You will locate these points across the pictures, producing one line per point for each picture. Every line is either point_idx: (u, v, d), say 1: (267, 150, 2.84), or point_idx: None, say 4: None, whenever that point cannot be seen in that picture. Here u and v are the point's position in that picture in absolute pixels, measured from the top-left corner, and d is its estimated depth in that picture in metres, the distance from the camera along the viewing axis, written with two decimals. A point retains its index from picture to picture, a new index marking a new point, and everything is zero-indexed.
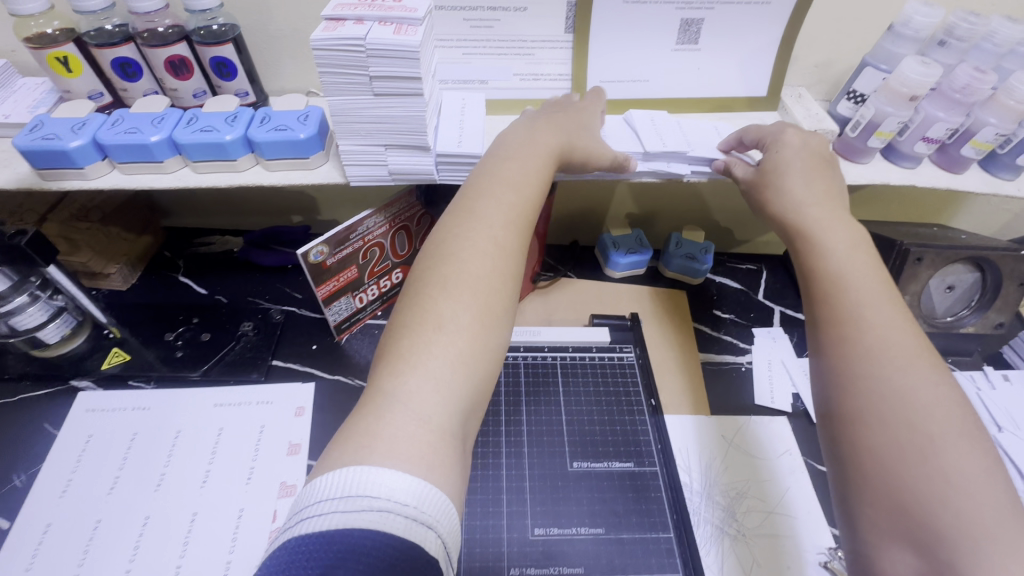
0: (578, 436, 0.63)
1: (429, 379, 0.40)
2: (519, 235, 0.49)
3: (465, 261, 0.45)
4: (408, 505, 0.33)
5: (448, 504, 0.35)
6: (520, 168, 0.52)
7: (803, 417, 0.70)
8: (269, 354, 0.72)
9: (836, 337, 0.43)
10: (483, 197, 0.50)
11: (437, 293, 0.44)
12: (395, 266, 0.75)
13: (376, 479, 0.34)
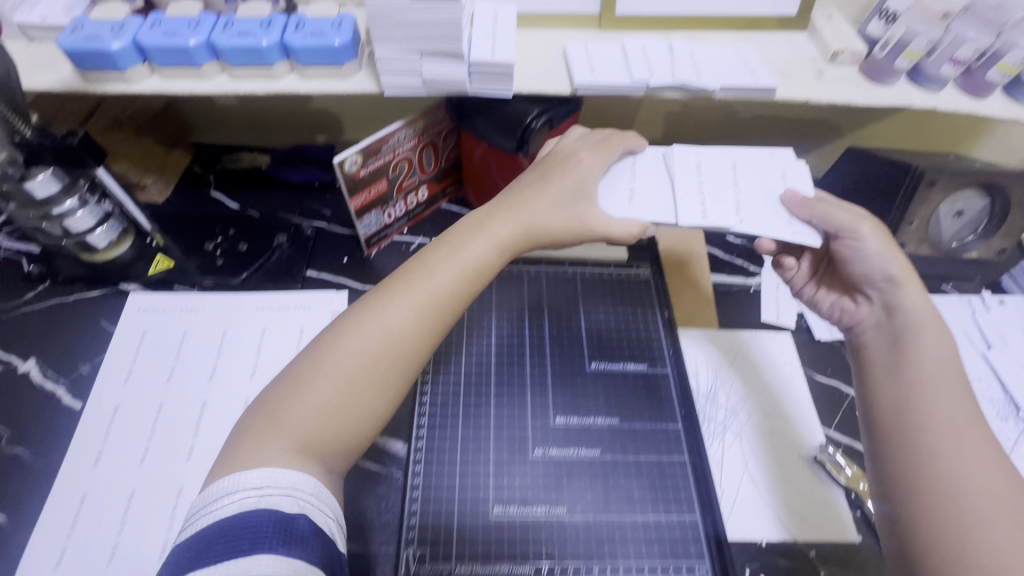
0: (596, 340, 0.67)
1: (293, 410, 0.46)
2: (414, 334, 0.50)
3: (366, 339, 0.49)
4: (264, 486, 0.42)
5: (313, 479, 0.44)
6: (436, 283, 0.52)
7: (806, 334, 0.75)
8: (304, 265, 0.76)
9: (906, 386, 0.50)
10: (404, 288, 0.52)
11: (328, 352, 0.49)
12: (422, 183, 0.77)
13: (239, 479, 0.43)
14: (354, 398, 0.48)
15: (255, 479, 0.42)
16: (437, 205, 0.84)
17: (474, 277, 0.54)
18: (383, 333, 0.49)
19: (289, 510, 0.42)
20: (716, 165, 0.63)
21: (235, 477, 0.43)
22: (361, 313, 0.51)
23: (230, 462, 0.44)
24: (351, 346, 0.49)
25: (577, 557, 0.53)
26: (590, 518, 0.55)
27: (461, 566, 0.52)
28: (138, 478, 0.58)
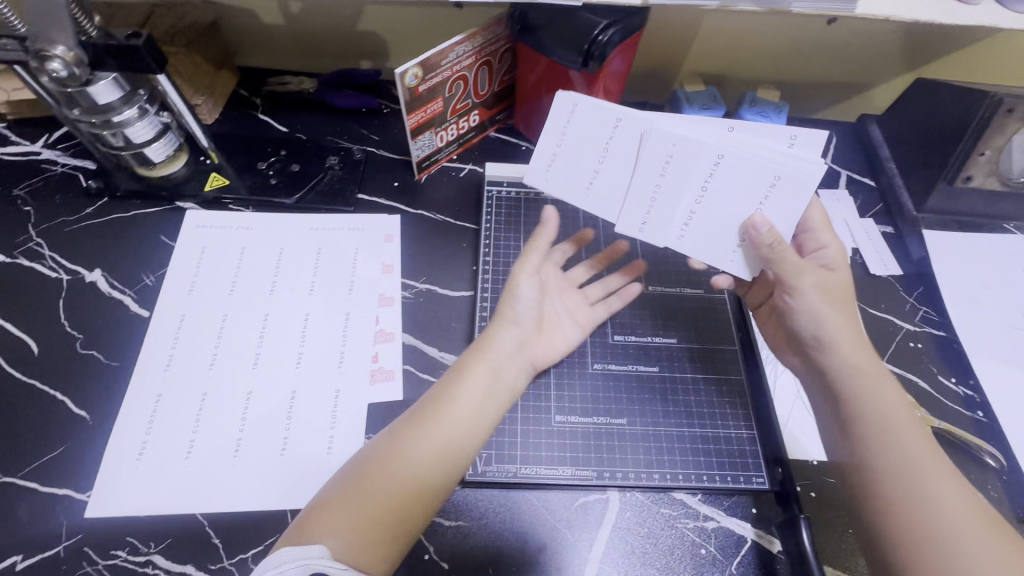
0: (653, 264, 0.69)
1: (355, 493, 0.45)
2: (443, 451, 0.47)
3: (386, 476, 0.46)
4: (278, 566, 0.40)
5: (322, 547, 0.42)
6: (475, 382, 0.51)
7: (860, 269, 0.74)
8: (356, 188, 0.76)
9: (875, 448, 0.47)
10: (460, 376, 0.51)
11: (345, 501, 0.45)
12: (474, 107, 0.76)
13: (252, 570, 0.40)
14: (386, 511, 0.44)
15: (317, 548, 0.41)
16: (486, 132, 0.83)
17: (509, 334, 0.54)
18: (444, 429, 0.48)
19: (297, 575, 0.39)
20: (696, 161, 0.55)
21: (274, 556, 0.41)
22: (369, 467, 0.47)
23: (295, 535, 0.43)
24: (406, 458, 0.47)
25: (638, 465, 0.56)
26: (650, 429, 0.57)
27: (528, 467, 0.55)
28: (209, 381, 0.60)
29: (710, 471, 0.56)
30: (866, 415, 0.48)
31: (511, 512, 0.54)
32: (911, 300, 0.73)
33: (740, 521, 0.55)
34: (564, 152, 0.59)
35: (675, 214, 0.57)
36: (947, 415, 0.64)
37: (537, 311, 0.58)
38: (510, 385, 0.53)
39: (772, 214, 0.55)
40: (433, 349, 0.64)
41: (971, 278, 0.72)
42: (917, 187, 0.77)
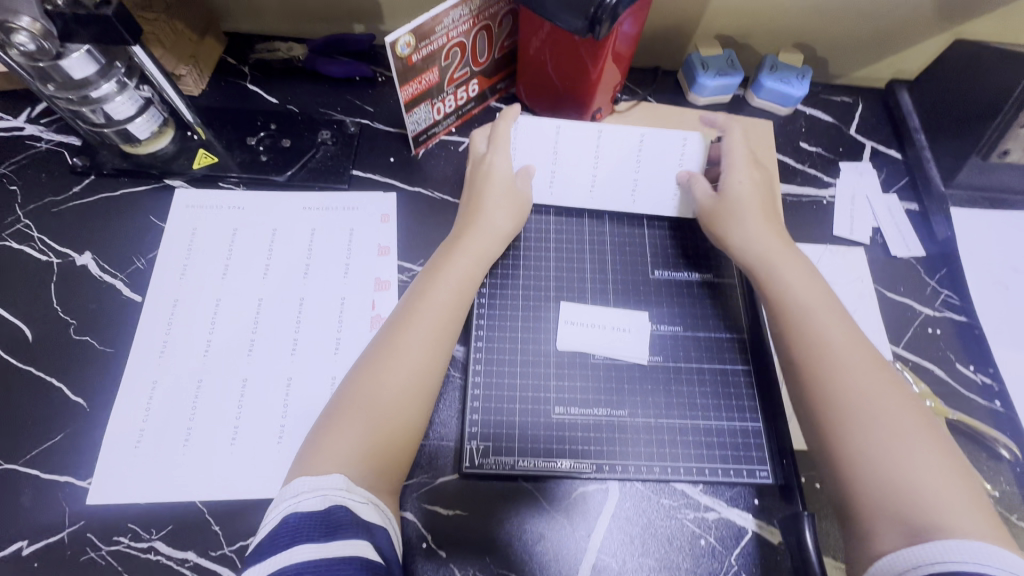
0: (657, 249, 0.64)
1: (354, 416, 0.49)
2: (432, 334, 0.54)
3: (390, 373, 0.51)
4: (301, 492, 0.44)
5: (341, 475, 0.46)
6: (448, 285, 0.56)
7: (879, 249, 0.71)
8: (349, 164, 0.72)
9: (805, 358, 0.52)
10: (433, 284, 0.56)
11: (353, 403, 0.50)
12: (473, 76, 0.71)
13: (282, 498, 0.45)
14: (395, 407, 0.50)
15: (335, 480, 0.45)
16: (486, 103, 0.78)
17: (475, 242, 0.59)
18: (424, 330, 0.54)
19: (323, 506, 0.43)
20: (624, 142, 0.64)
21: (295, 484, 0.46)
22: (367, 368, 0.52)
23: (308, 464, 0.47)
24: (398, 371, 0.51)
25: (638, 458, 0.54)
26: (651, 421, 0.56)
27: (525, 460, 0.54)
28: (205, 369, 0.59)
29: (714, 464, 0.55)
30: (796, 328, 0.53)
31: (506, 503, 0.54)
32: (933, 283, 0.69)
33: (742, 511, 0.54)
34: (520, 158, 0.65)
35: (622, 184, 0.66)
36: (962, 405, 0.62)
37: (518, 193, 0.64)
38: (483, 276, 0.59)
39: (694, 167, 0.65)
40: None
41: (999, 259, 0.68)
42: (947, 160, 0.72)
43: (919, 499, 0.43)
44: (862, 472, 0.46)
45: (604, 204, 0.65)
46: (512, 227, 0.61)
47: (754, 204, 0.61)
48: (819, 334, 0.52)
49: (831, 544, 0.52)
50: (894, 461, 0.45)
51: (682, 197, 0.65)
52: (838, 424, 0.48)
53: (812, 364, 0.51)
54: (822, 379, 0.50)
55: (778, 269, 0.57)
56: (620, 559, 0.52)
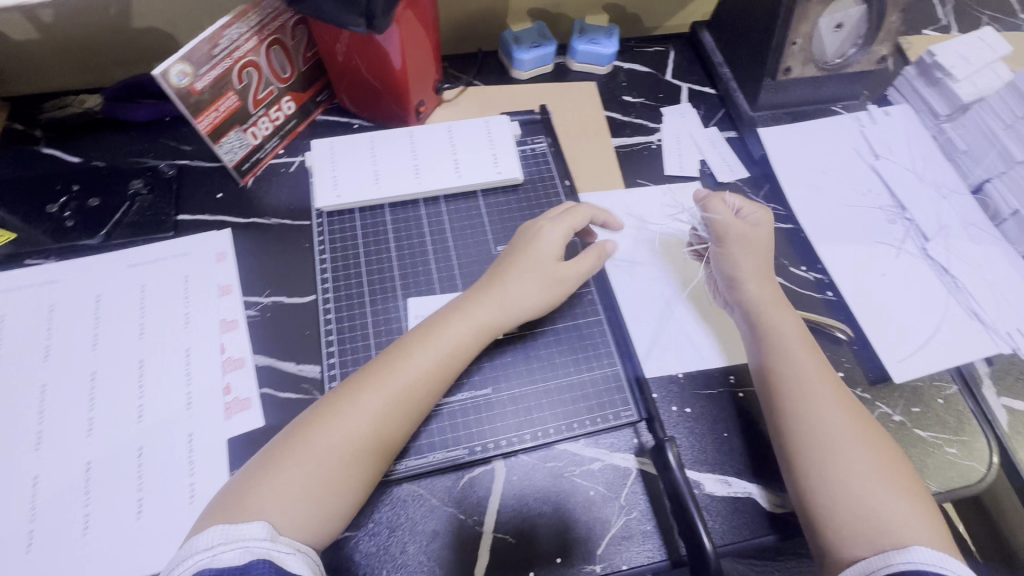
0: (499, 222, 0.64)
1: (300, 457, 0.47)
2: (410, 394, 0.51)
3: (353, 425, 0.48)
4: (215, 546, 0.42)
5: (262, 525, 0.43)
6: (440, 344, 0.53)
7: (708, 180, 0.75)
8: (171, 210, 0.68)
9: (779, 399, 0.54)
10: (420, 342, 0.53)
11: (310, 443, 0.47)
12: (282, 92, 0.69)
13: (191, 549, 0.42)
14: (356, 457, 0.48)
15: (259, 529, 0.43)
16: (311, 117, 0.76)
17: (488, 309, 0.55)
18: (398, 388, 0.50)
19: (242, 561, 0.41)
20: (431, 134, 0.67)
21: (207, 533, 0.43)
22: (337, 411, 0.49)
23: (233, 510, 0.44)
24: (372, 415, 0.49)
25: (509, 429, 0.56)
26: (515, 391, 0.58)
27: (410, 460, 0.54)
28: (39, 463, 0.54)
29: (581, 416, 0.57)
30: (781, 350, 0.57)
31: (408, 503, 0.53)
32: (760, 200, 0.74)
33: (624, 454, 0.57)
34: (341, 175, 0.64)
35: (444, 164, 0.65)
36: (802, 303, 0.67)
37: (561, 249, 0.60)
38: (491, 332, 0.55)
39: (506, 141, 0.67)
40: (290, 364, 0.60)
41: (810, 166, 0.75)
42: (749, 86, 0.78)
43: (855, 511, 0.48)
44: (826, 494, 0.49)
45: (433, 186, 0.64)
46: (537, 295, 0.57)
47: (755, 248, 0.64)
48: (787, 369, 0.55)
49: (698, 459, 0.57)
50: (850, 481, 0.49)
51: (505, 162, 0.66)
52: (814, 443, 0.51)
53: (787, 396, 0.54)
54: (800, 408, 0.53)
55: (773, 318, 0.59)
56: (518, 533, 0.53)
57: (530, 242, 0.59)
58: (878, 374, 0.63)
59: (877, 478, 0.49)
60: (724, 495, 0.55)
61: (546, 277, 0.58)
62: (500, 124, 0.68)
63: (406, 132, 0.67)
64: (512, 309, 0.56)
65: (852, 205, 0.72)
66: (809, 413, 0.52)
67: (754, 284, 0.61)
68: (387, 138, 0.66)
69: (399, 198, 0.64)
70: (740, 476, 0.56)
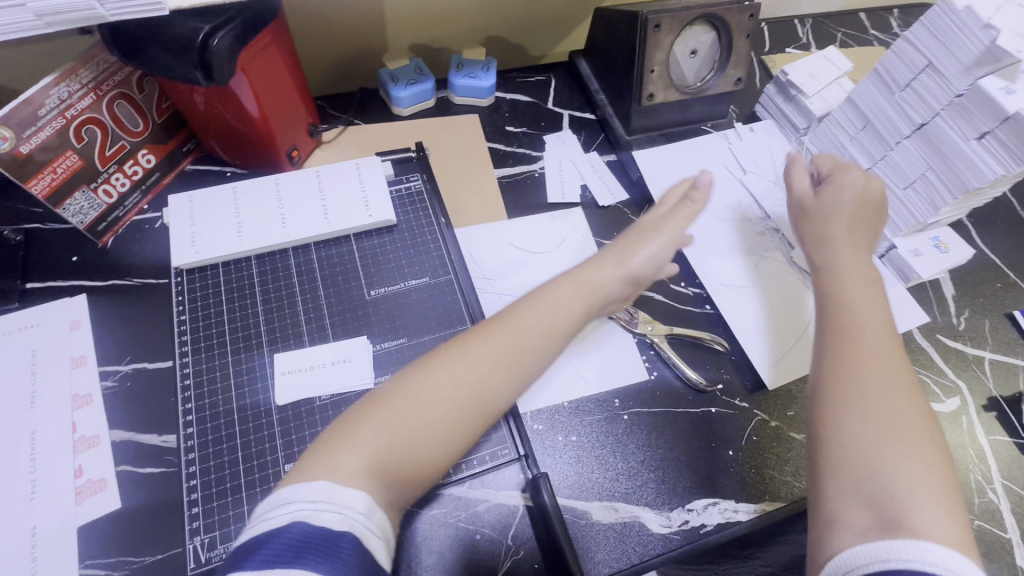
0: (372, 266, 0.63)
1: (381, 423, 0.46)
2: (472, 398, 0.49)
3: (441, 391, 0.48)
4: (319, 501, 0.39)
5: (368, 497, 0.41)
6: (523, 327, 0.53)
7: (591, 204, 0.77)
8: (17, 279, 0.63)
9: (850, 362, 0.48)
10: (480, 338, 0.51)
11: (409, 409, 0.47)
12: (137, 147, 0.66)
13: (335, 491, 0.40)
14: (386, 452, 0.45)
15: (319, 492, 0.40)
16: (179, 167, 0.73)
17: (586, 283, 0.57)
18: (499, 364, 0.51)
19: (339, 528, 0.38)
20: (298, 180, 0.65)
21: (312, 485, 0.40)
22: (432, 378, 0.49)
23: (316, 472, 0.42)
24: (462, 392, 0.49)
25: None
26: None
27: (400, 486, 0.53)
28: None
29: (461, 458, 0.57)
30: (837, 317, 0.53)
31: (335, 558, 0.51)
32: (640, 220, 0.77)
33: (509, 492, 0.57)
34: (201, 231, 0.61)
35: (311, 211, 0.63)
36: (683, 319, 0.69)
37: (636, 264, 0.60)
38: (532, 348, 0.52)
39: (376, 182, 0.66)
40: (152, 436, 0.56)
41: (683, 184, 0.78)
42: (622, 111, 0.81)
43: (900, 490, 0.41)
44: (877, 479, 0.42)
45: (300, 235, 0.62)
46: (580, 304, 0.56)
47: (847, 208, 0.62)
48: (855, 327, 0.51)
49: (584, 488, 0.57)
50: (882, 453, 0.43)
51: (376, 204, 0.65)
52: (852, 424, 0.45)
53: (849, 356, 0.49)
54: (858, 372, 0.47)
55: (847, 299, 0.54)
56: None
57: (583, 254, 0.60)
58: (754, 381, 0.65)
59: (933, 476, 0.42)
60: (611, 522, 0.56)
61: (583, 301, 0.56)
62: (369, 165, 0.67)
63: (272, 181, 0.65)
64: (559, 319, 0.54)
65: (724, 219, 0.76)
66: (852, 376, 0.48)
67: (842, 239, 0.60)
68: (251, 188, 0.64)
69: (264, 249, 0.61)
70: (626, 500, 0.57)
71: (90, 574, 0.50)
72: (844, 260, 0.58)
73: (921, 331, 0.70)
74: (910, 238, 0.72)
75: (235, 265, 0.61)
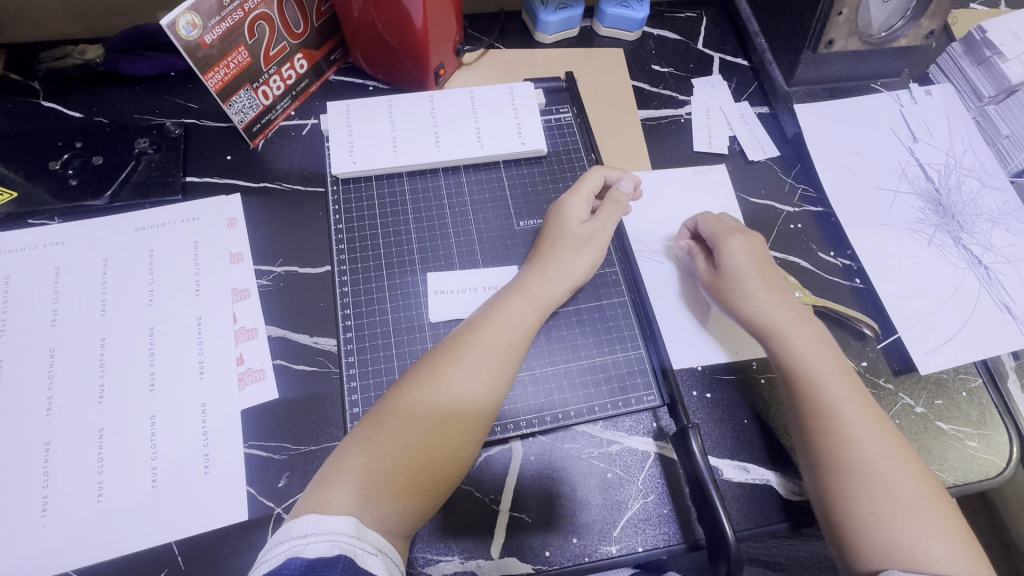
0: (522, 197, 0.62)
1: (374, 446, 0.47)
2: (460, 412, 0.49)
3: (424, 407, 0.48)
4: (309, 533, 0.41)
5: (349, 519, 0.43)
6: (491, 341, 0.52)
7: (738, 158, 0.72)
8: (179, 171, 0.65)
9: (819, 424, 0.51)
10: (450, 364, 0.50)
11: (381, 432, 0.47)
12: (295, 50, 0.65)
13: (269, 551, 0.41)
14: (428, 445, 0.47)
15: (346, 523, 0.42)
16: (324, 77, 0.72)
17: (535, 291, 0.55)
18: (476, 369, 0.50)
19: (330, 553, 0.40)
20: (453, 100, 0.64)
21: (302, 519, 0.42)
22: (403, 396, 0.49)
23: (320, 500, 0.44)
24: (435, 406, 0.49)
25: (529, 410, 0.56)
26: (536, 372, 0.57)
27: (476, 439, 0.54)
28: (50, 429, 0.53)
29: (603, 399, 0.57)
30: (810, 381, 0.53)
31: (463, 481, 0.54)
32: (790, 180, 0.72)
33: (642, 437, 0.56)
34: (357, 141, 0.62)
35: (465, 133, 0.62)
36: (830, 291, 0.66)
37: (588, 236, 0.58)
38: (522, 341, 0.53)
39: (529, 110, 0.64)
40: (304, 336, 0.59)
41: (845, 146, 0.71)
42: (785, 59, 0.74)
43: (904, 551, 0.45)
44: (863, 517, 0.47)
45: (453, 156, 0.61)
46: (584, 276, 0.57)
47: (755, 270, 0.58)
48: (813, 389, 0.52)
49: (719, 446, 0.57)
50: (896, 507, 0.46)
51: (529, 133, 0.63)
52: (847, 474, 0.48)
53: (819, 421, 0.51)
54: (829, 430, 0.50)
55: (789, 341, 0.55)
56: (534, 513, 0.53)
57: (567, 220, 0.58)
58: (902, 365, 0.62)
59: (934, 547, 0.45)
60: (742, 481, 0.55)
61: (534, 298, 0.55)
62: (524, 91, 0.65)
63: (427, 98, 0.64)
64: (514, 334, 0.53)
65: (885, 189, 0.69)
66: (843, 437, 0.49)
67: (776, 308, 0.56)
68: (408, 103, 0.63)
69: (417, 167, 0.62)
70: (758, 462, 0.56)
71: (254, 453, 0.54)
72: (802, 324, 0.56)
73: None
74: None
75: (390, 180, 0.62)
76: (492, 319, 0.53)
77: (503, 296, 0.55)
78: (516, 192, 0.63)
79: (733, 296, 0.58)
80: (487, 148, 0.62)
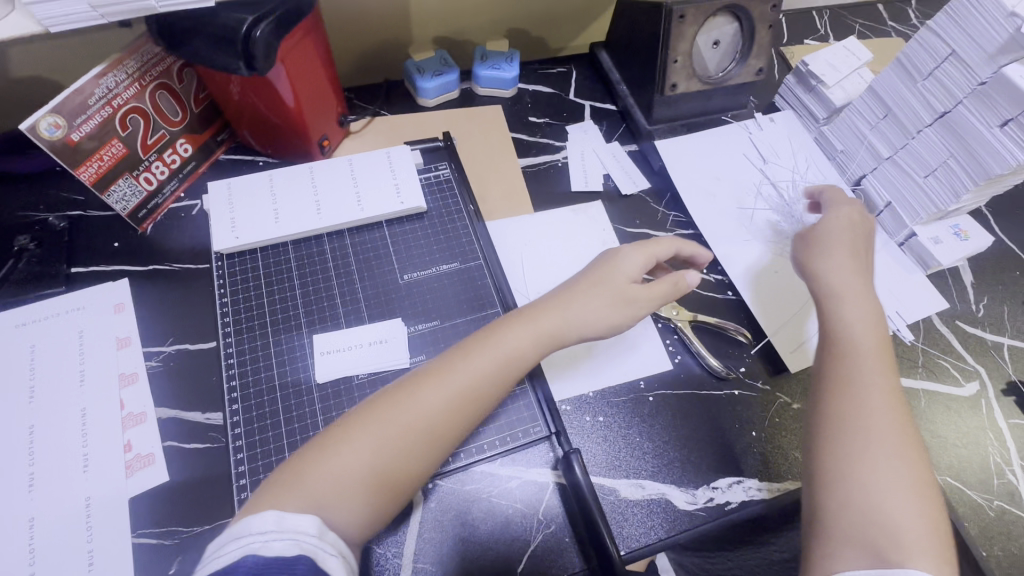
0: (405, 253, 0.66)
1: (342, 458, 0.47)
2: (440, 433, 0.50)
3: (405, 424, 0.49)
4: (269, 533, 0.40)
5: (313, 518, 0.42)
6: (494, 361, 0.53)
7: (613, 193, 0.79)
8: (63, 263, 0.66)
9: (843, 408, 0.49)
10: (436, 385, 0.51)
11: (354, 438, 0.48)
12: (176, 136, 0.68)
13: (229, 540, 0.40)
14: (396, 458, 0.48)
15: (308, 522, 0.42)
16: (213, 157, 0.74)
17: (550, 317, 0.56)
18: (460, 388, 0.51)
19: (291, 554, 0.39)
20: (332, 169, 0.68)
21: (261, 515, 0.42)
22: (395, 412, 0.49)
23: (274, 500, 0.44)
24: (414, 421, 0.49)
25: None
26: None
27: None
28: None
29: (493, 436, 0.59)
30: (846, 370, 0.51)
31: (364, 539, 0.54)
32: (661, 208, 0.78)
33: (541, 468, 0.58)
34: (239, 216, 0.64)
35: (344, 198, 0.66)
36: (706, 307, 0.71)
37: (627, 278, 0.58)
38: (519, 374, 0.54)
39: (406, 171, 0.69)
40: (194, 414, 0.59)
41: (704, 173, 0.79)
42: (643, 102, 0.82)
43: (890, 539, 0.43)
44: (855, 509, 0.44)
45: (334, 221, 0.65)
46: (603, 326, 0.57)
47: (843, 236, 0.62)
48: (853, 376, 0.50)
49: (614, 465, 0.59)
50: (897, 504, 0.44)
51: (407, 191, 0.67)
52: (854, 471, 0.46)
53: (841, 400, 0.49)
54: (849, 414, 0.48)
55: (841, 314, 0.55)
56: (437, 562, 0.53)
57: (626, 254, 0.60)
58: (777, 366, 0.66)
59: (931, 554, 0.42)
60: (637, 498, 0.57)
61: (555, 328, 0.56)
62: (400, 154, 0.70)
63: (306, 170, 0.68)
64: (522, 355, 0.54)
65: (744, 208, 0.77)
66: (869, 429, 0.47)
67: (823, 289, 0.57)
68: (288, 176, 0.67)
69: (300, 234, 0.65)
70: (652, 478, 0.59)
71: (142, 542, 0.52)
72: (849, 307, 0.55)
73: (940, 317, 0.71)
74: (929, 226, 0.72)
75: (275, 250, 0.64)
76: (512, 339, 0.54)
77: (532, 314, 0.56)
78: (399, 249, 0.66)
79: (820, 244, 0.61)
80: (368, 210, 0.66)
